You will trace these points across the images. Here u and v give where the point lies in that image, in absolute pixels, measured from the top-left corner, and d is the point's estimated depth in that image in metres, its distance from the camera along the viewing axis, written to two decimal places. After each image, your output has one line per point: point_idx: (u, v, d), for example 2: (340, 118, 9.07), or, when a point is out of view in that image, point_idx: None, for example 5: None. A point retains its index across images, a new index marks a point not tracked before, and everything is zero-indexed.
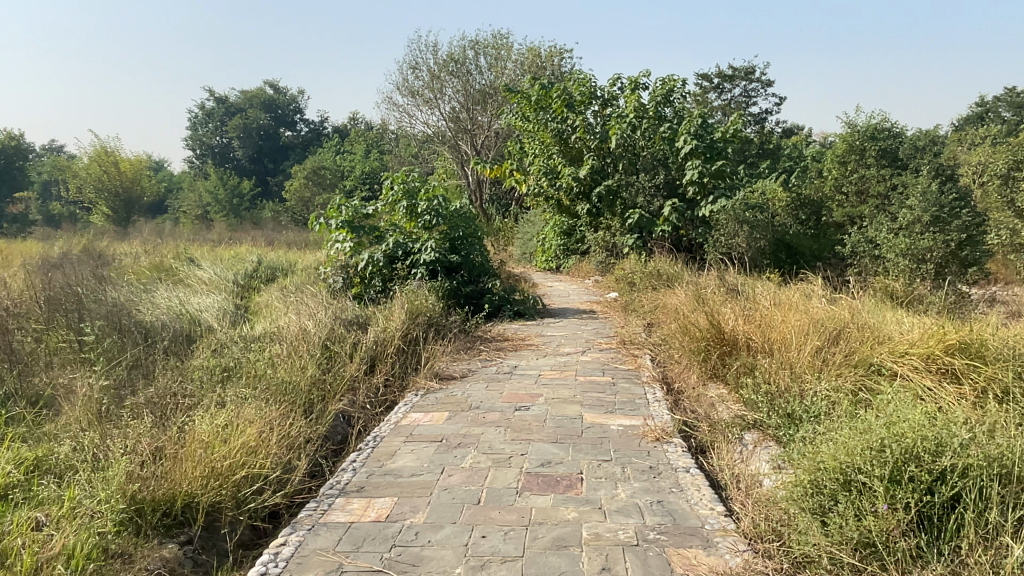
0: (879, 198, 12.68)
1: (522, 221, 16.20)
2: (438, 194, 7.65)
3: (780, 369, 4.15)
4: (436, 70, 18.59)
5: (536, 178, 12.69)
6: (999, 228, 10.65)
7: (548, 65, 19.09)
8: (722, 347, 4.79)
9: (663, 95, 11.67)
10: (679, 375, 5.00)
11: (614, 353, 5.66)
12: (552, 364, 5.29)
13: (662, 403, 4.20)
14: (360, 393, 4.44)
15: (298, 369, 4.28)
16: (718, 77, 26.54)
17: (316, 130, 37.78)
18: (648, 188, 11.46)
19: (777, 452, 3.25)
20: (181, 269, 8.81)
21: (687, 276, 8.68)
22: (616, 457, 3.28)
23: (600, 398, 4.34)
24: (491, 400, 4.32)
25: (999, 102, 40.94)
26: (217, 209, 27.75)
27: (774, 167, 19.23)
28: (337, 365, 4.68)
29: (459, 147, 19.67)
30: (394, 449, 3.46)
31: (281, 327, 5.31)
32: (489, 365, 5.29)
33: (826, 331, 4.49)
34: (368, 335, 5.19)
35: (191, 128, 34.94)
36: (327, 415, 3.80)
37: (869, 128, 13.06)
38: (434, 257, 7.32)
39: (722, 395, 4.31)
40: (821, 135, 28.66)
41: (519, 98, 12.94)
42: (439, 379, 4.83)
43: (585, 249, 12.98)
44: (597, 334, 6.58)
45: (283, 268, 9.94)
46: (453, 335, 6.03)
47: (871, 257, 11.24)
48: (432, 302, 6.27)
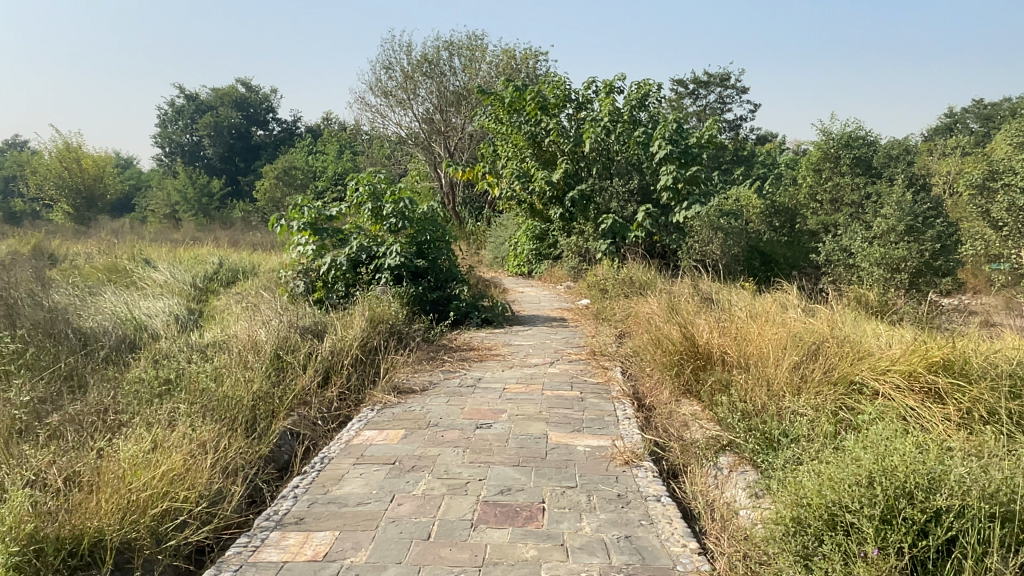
0: (853, 206, 12.72)
1: (494, 224, 15.97)
2: (404, 196, 7.37)
3: (758, 387, 3.94)
4: (410, 70, 18.29)
5: (508, 181, 12.25)
6: (973, 238, 10.65)
7: (523, 68, 18.90)
8: (697, 361, 4.58)
9: (638, 99, 11.51)
10: (652, 390, 4.78)
11: (583, 365, 5.43)
12: (518, 377, 5.04)
13: (632, 421, 3.97)
14: (312, 408, 4.15)
15: (243, 381, 3.98)
16: (693, 83, 26.56)
17: (289, 129, 37.25)
18: (621, 193, 11.29)
19: (755, 480, 3.03)
20: (135, 270, 8.44)
21: (661, 284, 8.50)
22: (582, 484, 3.03)
23: (567, 415, 4.09)
24: (450, 417, 4.05)
25: (967, 113, 41.74)
26: (187, 209, 27.12)
27: (748, 173, 19.25)
28: (287, 377, 4.38)
29: (432, 149, 19.40)
30: (342, 472, 3.18)
31: (230, 335, 5.00)
32: (451, 376, 5.03)
33: (805, 345, 4.29)
34: (324, 344, 4.90)
35: (161, 125, 34.25)
36: (270, 434, 3.51)
37: (843, 136, 13.16)
38: (399, 262, 7.04)
39: (696, 412, 4.09)
40: (794, 143, 28.87)
41: (492, 99, 12.70)
42: (397, 393, 4.55)
43: (558, 254, 12.76)
44: (567, 344, 6.36)
45: (245, 270, 9.59)
46: (416, 344, 5.77)
47: (845, 266, 11.19)
48: (395, 309, 6.00)
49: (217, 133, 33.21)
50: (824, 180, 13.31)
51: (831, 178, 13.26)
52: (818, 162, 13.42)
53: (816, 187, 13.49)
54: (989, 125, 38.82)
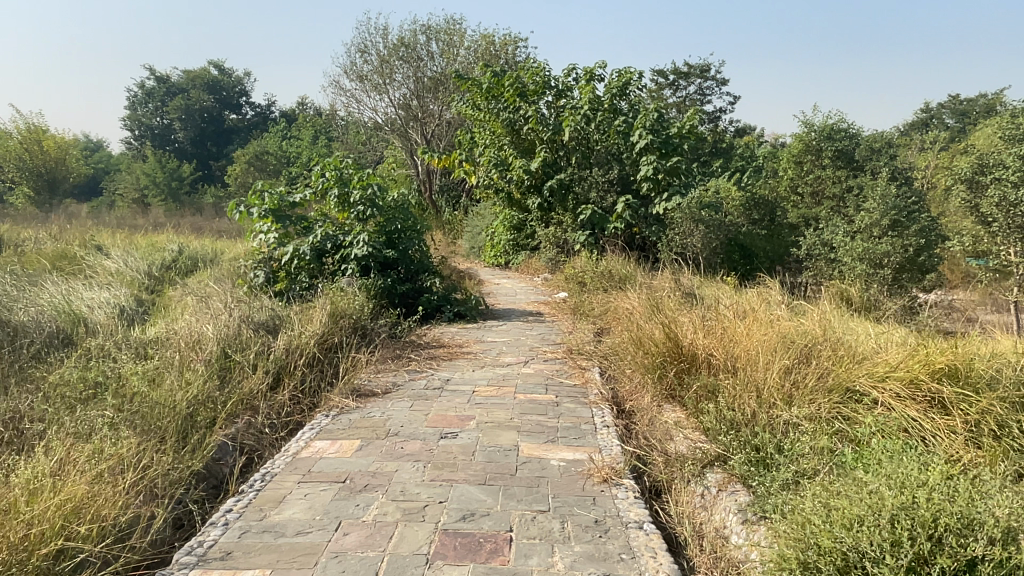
0: (834, 200, 12.54)
1: (470, 214, 15.60)
2: (373, 183, 6.96)
3: (747, 393, 3.63)
4: (385, 54, 17.71)
5: (486, 169, 11.93)
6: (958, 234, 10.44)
7: (502, 54, 18.46)
8: (679, 363, 4.24)
9: (619, 87, 11.18)
10: (632, 394, 4.45)
11: (559, 364, 5.10)
12: (489, 378, 4.69)
13: (611, 430, 3.64)
14: (259, 415, 3.78)
15: (178, 387, 3.59)
16: (673, 74, 26.23)
17: (262, 114, 36.52)
18: (601, 183, 10.87)
19: (747, 504, 2.72)
20: (86, 258, 7.95)
21: (641, 277, 8.18)
22: (555, 508, 2.69)
23: (540, 423, 3.74)
24: (413, 424, 3.69)
25: (943, 109, 41.89)
26: (156, 193, 26.37)
27: (726, 166, 19.03)
28: (234, 380, 4.00)
29: (408, 135, 18.92)
30: (284, 494, 2.81)
31: (175, 330, 4.59)
32: (418, 377, 4.66)
33: (796, 348, 3.98)
34: (278, 341, 4.52)
35: (130, 107, 33.27)
36: (206, 447, 3.13)
37: (825, 128, 12.91)
38: (366, 251, 6.62)
39: (680, 420, 3.77)
40: (773, 136, 28.74)
41: (470, 84, 12.29)
42: (356, 396, 4.18)
43: (535, 246, 12.43)
44: (543, 341, 6.02)
45: (206, 259, 9.13)
46: (381, 341, 5.40)
47: (826, 260, 11.02)
48: (359, 302, 5.62)
49: (188, 116, 32.34)
50: (805, 172, 13.16)
51: (812, 171, 13.06)
52: (799, 154, 13.29)
53: (797, 179, 13.33)
54: (964, 121, 39.10)
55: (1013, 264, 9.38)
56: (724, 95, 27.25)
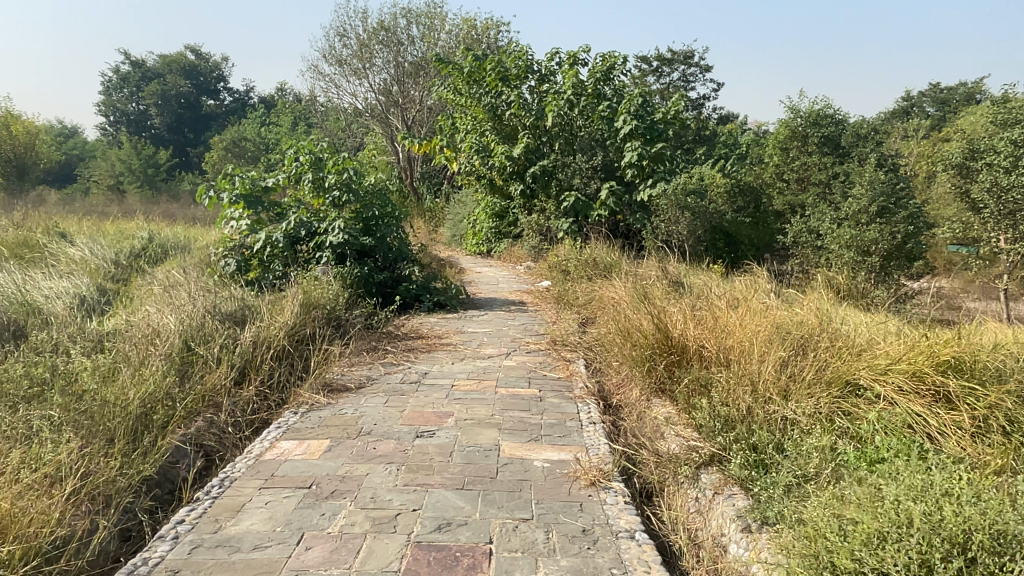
0: (821, 186, 12.40)
1: (452, 201, 15.31)
2: (349, 167, 6.69)
3: (742, 387, 3.43)
4: (365, 38, 17.30)
5: (468, 155, 11.69)
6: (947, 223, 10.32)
7: (484, 38, 18.16)
8: (669, 356, 4.03)
9: (603, 71, 10.96)
10: (620, 388, 4.23)
11: (543, 356, 4.88)
12: (469, 371, 4.45)
13: (597, 428, 3.43)
14: (222, 413, 3.53)
15: (132, 385, 3.33)
16: (657, 60, 25.97)
17: (241, 100, 35.88)
18: (585, 170, 10.71)
19: (746, 508, 2.53)
20: (49, 247, 7.61)
21: (626, 265, 7.97)
22: (539, 516, 2.47)
23: (523, 420, 3.52)
24: (387, 423, 3.45)
25: (924, 97, 41.97)
26: (132, 180, 25.83)
27: (710, 152, 18.85)
28: (196, 376, 3.74)
29: (389, 122, 18.56)
30: (243, 502, 2.57)
31: (135, 321, 4.32)
32: (394, 371, 4.41)
33: (792, 340, 3.78)
34: (245, 333, 4.26)
35: (104, 93, 32.50)
36: (159, 450, 2.88)
37: (811, 114, 12.76)
38: (342, 238, 6.35)
39: (671, 416, 3.56)
40: (756, 123, 28.67)
41: (450, 69, 12.00)
42: (327, 392, 3.94)
43: (518, 233, 12.18)
44: (526, 331, 5.80)
45: (177, 246, 8.80)
46: (356, 333, 5.15)
47: (813, 248, 10.89)
48: (333, 292, 5.36)
49: (165, 101, 31.69)
50: (791, 159, 13.01)
51: (798, 158, 12.93)
52: (785, 140, 13.11)
53: (783, 166, 13.12)
54: (944, 108, 39.22)
55: (1004, 251, 9.28)
56: (707, 81, 27.05)
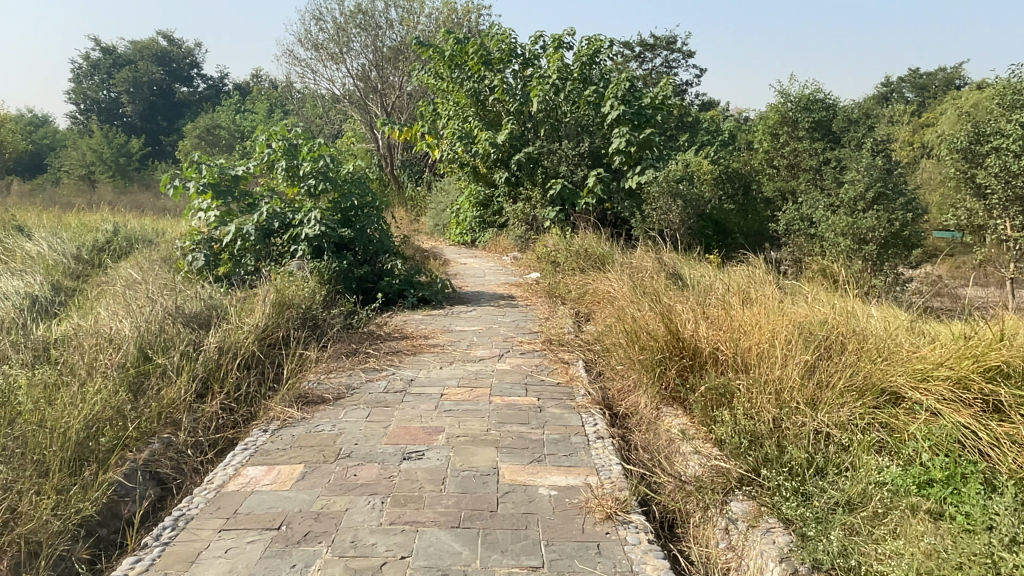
0: (812, 172, 12.14)
1: (433, 190, 14.87)
2: (326, 154, 6.26)
3: (766, 396, 3.07)
4: (342, 22, 16.70)
5: (450, 142, 11.25)
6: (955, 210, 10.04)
7: (465, 22, 17.67)
8: (681, 360, 3.64)
9: (589, 55, 10.53)
10: (624, 393, 3.86)
11: (539, 358, 4.50)
12: (460, 377, 4.06)
13: (606, 443, 3.05)
14: (181, 432, 3.13)
15: (75, 404, 2.91)
16: (639, 46, 25.55)
17: (215, 87, 35.06)
18: (572, 156, 10.31)
19: (793, 549, 2.21)
20: (4, 241, 7.08)
21: (619, 256, 7.60)
22: (549, 563, 2.09)
23: (522, 436, 3.13)
24: (369, 442, 3.05)
25: (903, 84, 41.98)
26: (103, 170, 25.06)
27: (694, 138, 18.55)
28: (153, 390, 3.33)
29: (368, 108, 18.01)
30: (198, 550, 2.17)
31: (86, 326, 3.89)
32: (376, 378, 4.01)
33: (816, 342, 3.43)
34: (210, 338, 3.85)
35: (74, 80, 31.58)
36: (102, 484, 2.48)
37: (802, 98, 12.47)
38: (318, 230, 5.91)
39: (687, 429, 3.20)
40: (738, 110, 28.45)
41: (431, 52, 11.51)
42: (302, 406, 3.53)
43: (503, 223, 11.78)
44: (518, 329, 5.41)
45: (144, 240, 8.29)
46: (335, 335, 4.74)
47: (807, 236, 10.63)
48: (309, 289, 4.94)
49: (136, 89, 30.83)
50: (781, 144, 12.75)
51: (789, 143, 12.65)
52: (775, 125, 12.83)
53: (773, 152, 12.83)
54: (923, 95, 39.31)
55: (1009, 239, 9.04)
56: (690, 67, 26.72)
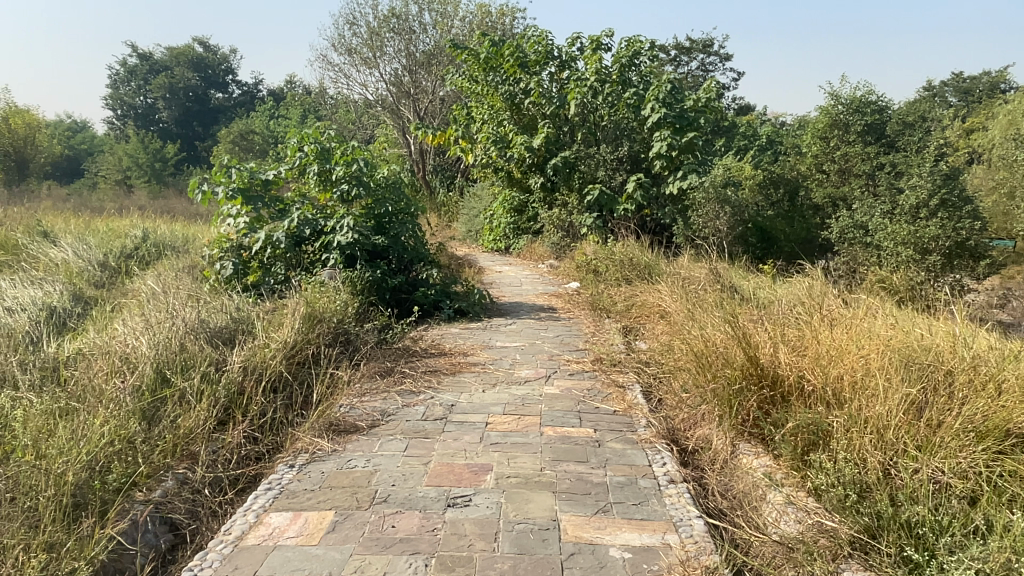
0: (864, 177, 11.55)
1: (466, 195, 14.56)
2: (359, 157, 5.94)
3: (870, 436, 2.65)
4: (375, 26, 16.47)
5: (484, 147, 10.90)
6: None
7: (499, 25, 17.33)
8: (760, 388, 3.21)
9: (629, 57, 10.01)
10: (690, 423, 3.44)
11: (590, 380, 4.10)
12: (505, 403, 3.66)
13: (683, 491, 2.65)
14: (197, 468, 2.78)
15: (80, 435, 2.59)
16: (676, 49, 25.00)
17: (250, 93, 35.19)
18: (610, 160, 9.91)
19: None
20: (29, 247, 6.86)
21: (667, 266, 7.14)
22: None
23: (582, 478, 2.73)
24: (409, 483, 2.67)
25: (944, 87, 40.80)
26: (139, 175, 25.26)
27: (731, 143, 18.02)
28: (168, 417, 2.99)
29: (400, 113, 17.73)
30: None
31: (101, 342, 3.58)
32: (413, 403, 3.63)
33: (918, 371, 2.98)
34: (233, 357, 3.51)
35: (112, 86, 31.98)
36: (102, 537, 2.14)
37: (854, 100, 11.90)
38: (351, 238, 5.59)
39: (774, 475, 2.78)
40: (776, 114, 27.77)
41: (466, 55, 11.15)
42: (332, 435, 3.17)
43: (539, 229, 11.32)
44: (563, 346, 5.00)
45: (174, 246, 8.06)
46: (368, 352, 4.39)
47: (861, 245, 10.07)
48: (340, 302, 4.59)
49: (172, 94, 31.11)
50: (831, 149, 12.18)
51: (840, 148, 12.07)
52: (825, 129, 12.26)
53: (822, 156, 12.25)
54: (966, 99, 38.15)
55: None
56: (728, 70, 26.08)
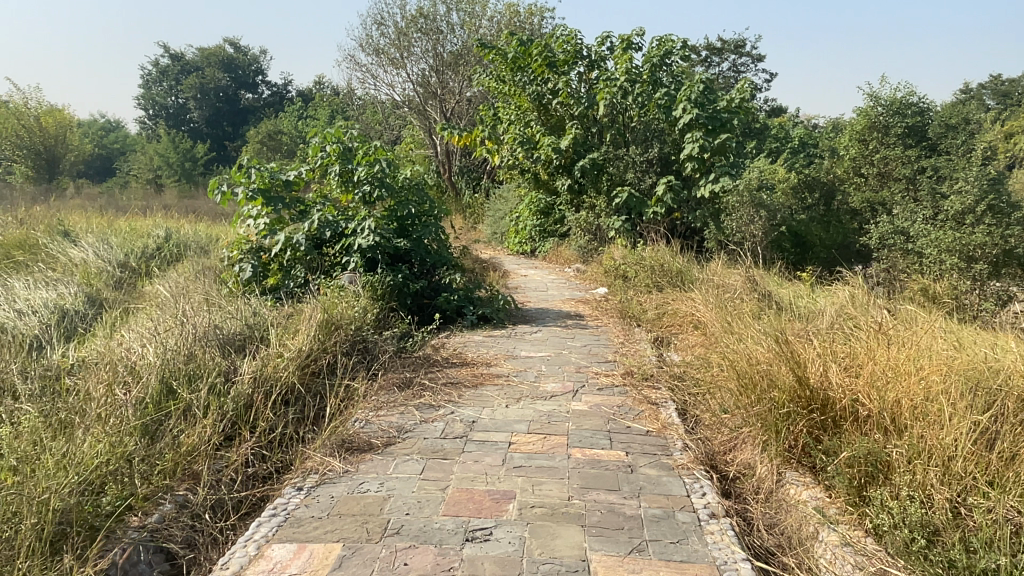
0: (904, 181, 11.12)
1: (492, 197, 14.35)
2: (381, 158, 5.74)
3: (935, 468, 2.37)
4: (403, 26, 16.33)
5: (511, 148, 10.68)
6: None
7: (528, 25, 17.09)
8: (809, 413, 2.94)
9: (660, 56, 9.68)
10: (731, 446, 3.18)
11: (621, 396, 3.85)
12: (531, 420, 3.43)
13: (726, 528, 2.40)
14: (199, 489, 2.59)
15: (73, 454, 2.42)
16: (706, 50, 24.59)
17: (279, 93, 35.36)
18: (639, 163, 9.61)
19: None
20: (49, 247, 6.78)
21: (700, 273, 6.85)
22: None
23: (614, 511, 2.48)
24: (424, 511, 2.45)
25: (983, 89, 39.72)
26: (170, 174, 25.48)
27: (764, 146, 17.62)
28: (171, 432, 2.81)
29: (427, 113, 17.57)
30: None
31: (107, 350, 3.42)
32: (432, 419, 3.41)
33: (987, 397, 2.69)
34: (243, 368, 3.32)
35: (144, 86, 32.35)
36: None
37: (893, 102, 11.48)
38: (372, 241, 5.39)
39: (827, 509, 2.52)
40: (809, 116, 27.19)
41: (493, 54, 10.92)
42: (344, 454, 2.95)
43: (565, 232, 11.09)
44: (591, 356, 4.75)
45: (196, 245, 7.95)
46: (386, 362, 4.18)
47: (902, 251, 9.68)
48: (359, 309, 4.39)
49: (203, 94, 31.37)
50: (869, 151, 11.78)
51: (878, 150, 11.67)
52: (863, 131, 11.86)
53: (860, 159, 11.83)
54: (1006, 101, 37.11)
55: None
56: (760, 71, 25.59)
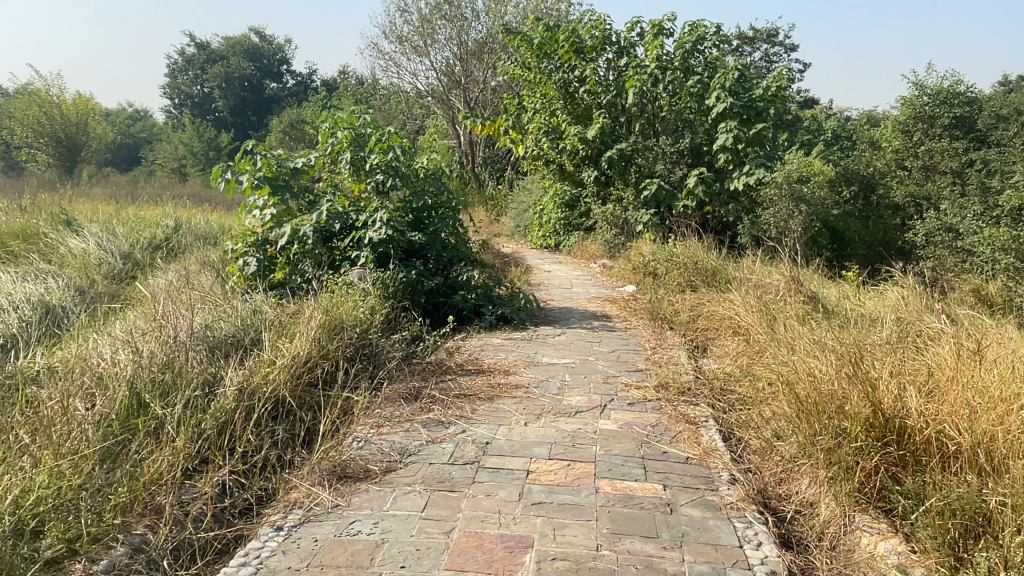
0: (951, 175, 10.59)
1: (516, 189, 13.93)
2: (395, 145, 5.30)
3: None
4: (426, 13, 15.92)
5: (535, 137, 10.22)
6: None
7: (554, 12, 16.54)
8: (882, 445, 2.48)
9: (692, 42, 9.12)
10: (785, 478, 2.72)
11: (658, 413, 3.40)
12: (553, 442, 2.99)
13: None
14: (160, 528, 2.20)
15: (7, 490, 2.05)
16: (738, 39, 23.81)
17: (304, 83, 35.15)
18: (669, 154, 9.05)
19: None
20: (50, 237, 6.47)
21: (736, 271, 6.38)
22: None
23: (652, 568, 2.05)
24: (422, 564, 2.03)
25: None
26: (194, 163, 25.42)
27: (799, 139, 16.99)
28: (135, 457, 2.43)
29: (450, 103, 17.14)
30: None
31: (78, 355, 3.06)
32: (440, 439, 3.00)
33: None
34: (228, 379, 2.93)
35: (170, 75, 32.28)
36: None
37: (940, 90, 10.93)
38: (383, 234, 4.97)
39: (912, 569, 2.06)
40: (844, 108, 26.31)
41: (518, 40, 10.43)
42: (337, 484, 2.55)
43: (591, 226, 10.62)
44: (621, 364, 4.31)
45: (206, 237, 7.61)
46: (394, 369, 3.77)
47: (950, 248, 9.12)
48: (365, 310, 3.99)
49: (227, 84, 31.22)
50: (914, 143, 11.21)
51: (923, 142, 11.10)
52: (907, 122, 11.29)
53: (904, 151, 11.29)
54: None
55: None
56: (794, 61, 24.78)
